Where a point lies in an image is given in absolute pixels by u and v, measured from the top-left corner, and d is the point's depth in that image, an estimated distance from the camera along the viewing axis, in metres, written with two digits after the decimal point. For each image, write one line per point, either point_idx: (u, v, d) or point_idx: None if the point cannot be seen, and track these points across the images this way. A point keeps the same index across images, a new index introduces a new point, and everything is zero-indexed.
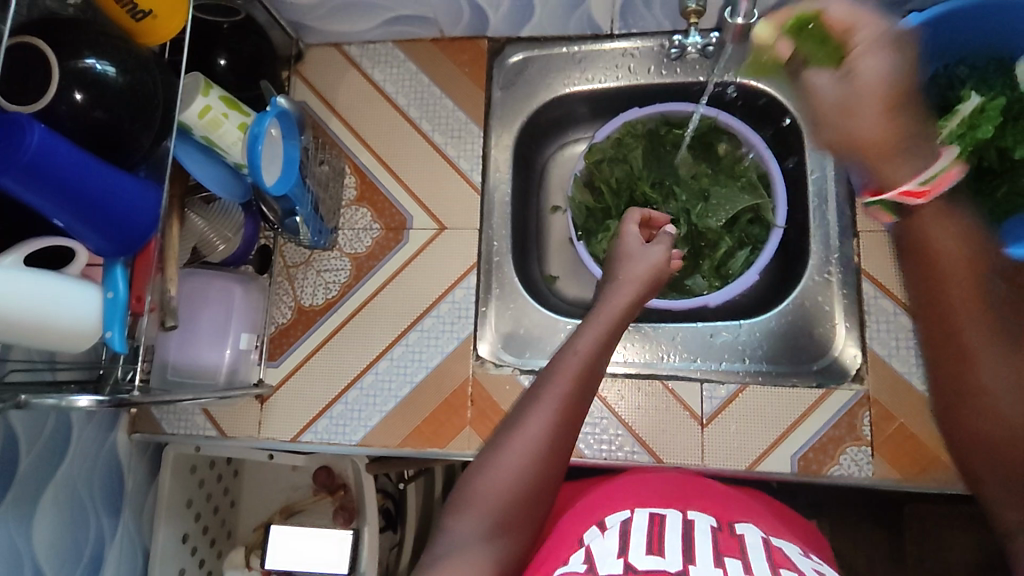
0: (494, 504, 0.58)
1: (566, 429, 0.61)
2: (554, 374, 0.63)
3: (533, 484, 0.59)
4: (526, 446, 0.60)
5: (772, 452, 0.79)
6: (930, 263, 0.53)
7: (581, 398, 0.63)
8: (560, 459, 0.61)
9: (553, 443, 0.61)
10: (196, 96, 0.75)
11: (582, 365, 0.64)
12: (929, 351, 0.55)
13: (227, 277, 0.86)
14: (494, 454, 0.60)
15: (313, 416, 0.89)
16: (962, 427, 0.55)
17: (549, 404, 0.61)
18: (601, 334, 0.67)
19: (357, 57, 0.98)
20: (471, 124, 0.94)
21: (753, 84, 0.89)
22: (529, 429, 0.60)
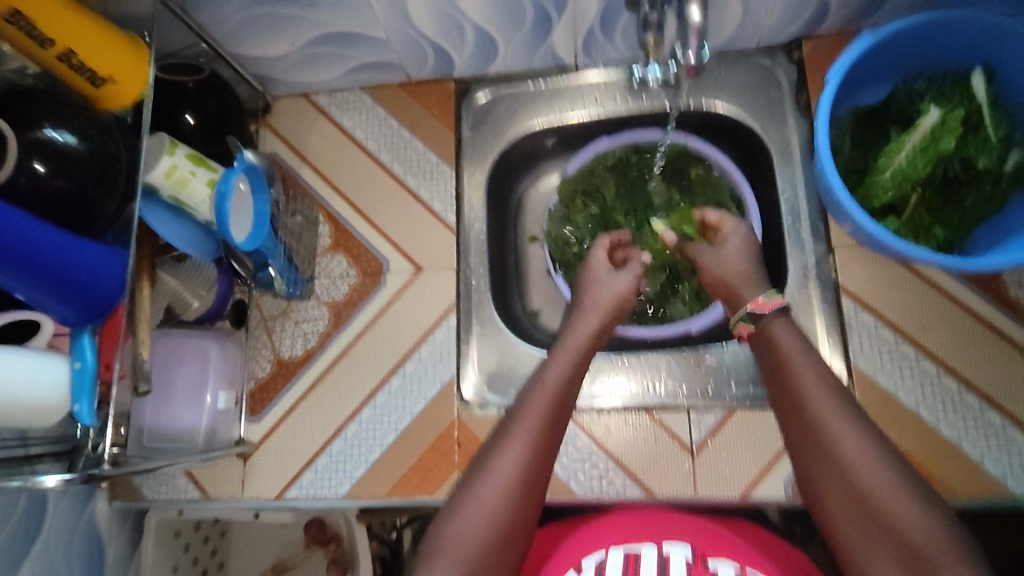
0: (468, 549, 0.57)
1: (537, 468, 0.61)
2: (521, 413, 0.64)
3: (506, 525, 0.59)
4: (496, 487, 0.60)
5: (765, 477, 0.78)
6: (783, 351, 0.62)
7: (551, 435, 0.63)
8: (533, 498, 0.61)
9: (525, 483, 0.60)
10: (162, 156, 0.75)
11: (550, 401, 0.65)
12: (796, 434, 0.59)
13: (203, 335, 0.84)
14: (464, 497, 0.60)
15: (297, 471, 0.87)
16: (826, 499, 0.55)
17: (517, 443, 0.62)
18: (569, 364, 0.68)
19: (325, 105, 0.99)
20: (442, 165, 0.95)
21: (713, 107, 0.89)
22: (499, 471, 0.60)
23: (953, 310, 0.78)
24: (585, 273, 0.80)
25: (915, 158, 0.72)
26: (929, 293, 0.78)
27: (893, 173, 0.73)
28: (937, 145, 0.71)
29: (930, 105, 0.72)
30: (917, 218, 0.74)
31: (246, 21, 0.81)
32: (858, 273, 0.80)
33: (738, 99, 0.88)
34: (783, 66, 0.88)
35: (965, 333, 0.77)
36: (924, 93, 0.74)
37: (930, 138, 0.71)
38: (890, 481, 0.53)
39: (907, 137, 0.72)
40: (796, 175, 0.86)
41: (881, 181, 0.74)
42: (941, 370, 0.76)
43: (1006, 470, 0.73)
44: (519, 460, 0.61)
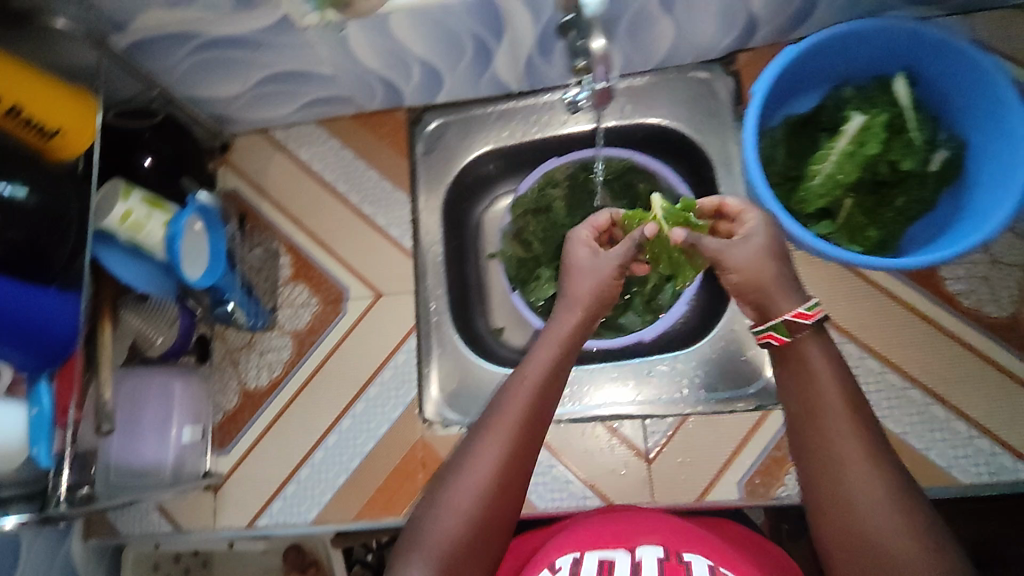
0: (442, 548, 0.56)
1: (517, 463, 0.59)
2: (501, 406, 0.62)
3: (483, 523, 0.57)
4: (474, 483, 0.58)
5: (720, 481, 0.79)
6: (815, 377, 0.57)
7: (532, 428, 0.61)
8: (512, 494, 0.59)
9: (502, 478, 0.58)
10: (116, 202, 0.77)
11: (532, 393, 0.62)
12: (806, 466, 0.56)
13: (168, 372, 0.87)
14: (440, 494, 0.58)
15: (266, 499, 0.89)
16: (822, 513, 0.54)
17: (496, 439, 0.59)
18: (553, 356, 0.64)
19: (282, 140, 1.01)
20: (397, 192, 0.97)
21: (657, 122, 0.92)
22: (476, 467, 0.58)
23: (893, 307, 0.79)
24: (567, 260, 0.71)
25: (843, 163, 0.75)
26: (872, 292, 0.80)
27: (824, 180, 0.75)
28: (864, 149, 0.74)
29: (853, 111, 0.76)
30: (851, 221, 0.76)
31: (196, 66, 0.84)
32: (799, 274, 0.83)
33: (679, 114, 0.91)
34: (720, 79, 0.91)
35: (906, 328, 0.78)
36: (849, 100, 0.77)
37: (857, 143, 0.74)
38: (894, 524, 0.51)
39: (834, 143, 0.75)
40: (736, 185, 0.88)
41: (812, 187, 0.76)
42: (885, 367, 0.78)
43: (952, 461, 0.74)
44: (497, 457, 0.59)
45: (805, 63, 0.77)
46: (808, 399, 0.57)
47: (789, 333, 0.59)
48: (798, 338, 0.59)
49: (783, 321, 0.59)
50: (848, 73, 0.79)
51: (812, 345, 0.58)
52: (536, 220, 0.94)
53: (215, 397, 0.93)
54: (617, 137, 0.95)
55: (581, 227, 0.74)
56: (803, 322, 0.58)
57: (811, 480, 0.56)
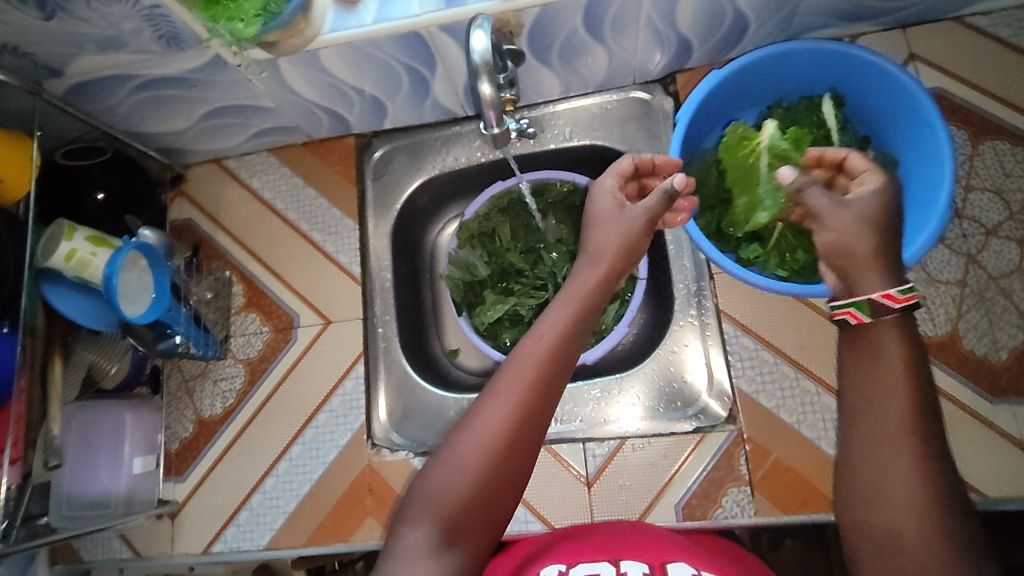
0: (448, 505, 0.54)
1: (528, 423, 0.57)
2: (511, 365, 0.59)
3: (490, 482, 0.55)
4: (483, 439, 0.55)
5: (658, 503, 0.78)
6: (884, 360, 0.51)
7: (545, 388, 0.58)
8: (522, 456, 0.56)
9: (512, 436, 0.56)
10: (61, 241, 0.78)
11: (546, 353, 0.59)
12: (851, 455, 0.51)
13: (121, 405, 0.89)
14: (448, 450, 0.56)
15: (221, 526, 0.90)
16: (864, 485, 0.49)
17: (508, 396, 0.57)
18: (567, 316, 0.63)
19: (235, 169, 1.03)
20: (346, 219, 0.99)
21: (597, 142, 0.92)
22: (484, 423, 0.56)
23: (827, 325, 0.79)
24: (590, 216, 0.73)
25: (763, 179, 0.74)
26: (805, 311, 0.81)
27: (747, 203, 0.76)
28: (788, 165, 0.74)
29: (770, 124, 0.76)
30: (782, 243, 0.76)
31: (140, 104, 0.85)
32: (741, 295, 0.82)
33: (616, 135, 0.91)
34: (659, 99, 0.91)
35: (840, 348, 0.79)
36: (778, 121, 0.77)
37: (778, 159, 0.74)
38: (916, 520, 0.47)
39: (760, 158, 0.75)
40: None
41: (738, 209, 0.76)
42: (819, 388, 0.78)
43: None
44: (506, 415, 0.56)
45: (732, 84, 0.77)
46: (868, 384, 0.51)
47: (870, 313, 0.53)
48: (881, 320, 0.53)
49: (867, 299, 0.53)
50: (780, 92, 0.80)
51: (891, 327, 0.53)
52: (485, 245, 0.96)
53: (170, 426, 0.95)
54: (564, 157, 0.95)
55: (609, 170, 0.75)
56: (890, 304, 0.52)
57: (857, 471, 0.50)
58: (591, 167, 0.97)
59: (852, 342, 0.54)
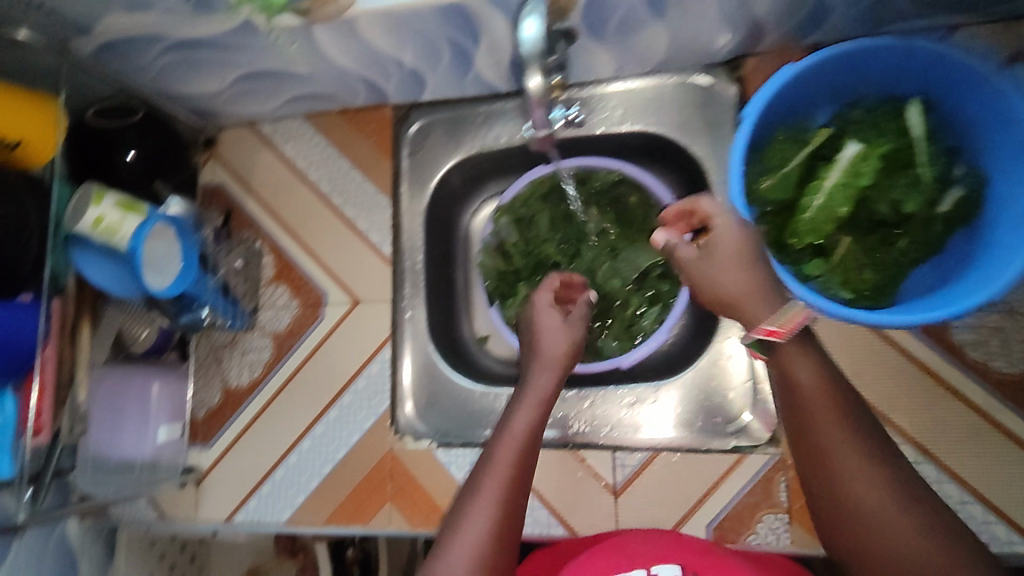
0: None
1: (504, 526, 0.60)
2: (487, 470, 0.63)
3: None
4: (465, 552, 0.58)
5: (688, 521, 0.76)
6: (806, 395, 0.59)
7: (513, 487, 0.62)
8: (501, 559, 0.59)
9: (491, 539, 0.59)
10: (88, 206, 0.75)
11: (517, 450, 0.65)
12: (822, 499, 0.58)
13: (147, 371, 0.87)
14: (432, 564, 0.58)
15: (243, 497, 0.91)
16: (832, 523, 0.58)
17: (485, 501, 0.60)
18: (533, 415, 0.68)
19: (269, 135, 0.99)
20: (380, 196, 0.95)
21: (649, 130, 0.85)
22: (466, 534, 0.59)
23: (886, 349, 0.75)
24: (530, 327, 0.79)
25: (834, 195, 0.68)
26: (863, 333, 0.75)
27: (815, 215, 0.68)
28: (858, 180, 0.67)
29: (851, 139, 0.69)
30: (848, 260, 0.70)
31: (172, 65, 0.81)
32: None
33: (672, 124, 0.84)
34: (721, 85, 0.83)
35: (896, 375, 0.74)
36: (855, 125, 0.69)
37: (852, 173, 0.67)
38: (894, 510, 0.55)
39: (827, 174, 0.68)
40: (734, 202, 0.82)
41: (802, 221, 0.69)
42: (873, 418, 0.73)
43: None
44: (488, 522, 0.59)
45: (806, 81, 0.69)
46: (814, 436, 0.58)
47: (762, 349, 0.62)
48: (773, 352, 0.62)
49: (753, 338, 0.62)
50: (857, 92, 0.71)
51: (794, 355, 0.61)
52: (522, 233, 0.91)
53: (199, 393, 0.94)
54: (611, 144, 0.89)
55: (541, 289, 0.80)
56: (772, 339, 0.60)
57: (843, 527, 0.57)
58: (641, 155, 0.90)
59: (783, 364, 0.61)
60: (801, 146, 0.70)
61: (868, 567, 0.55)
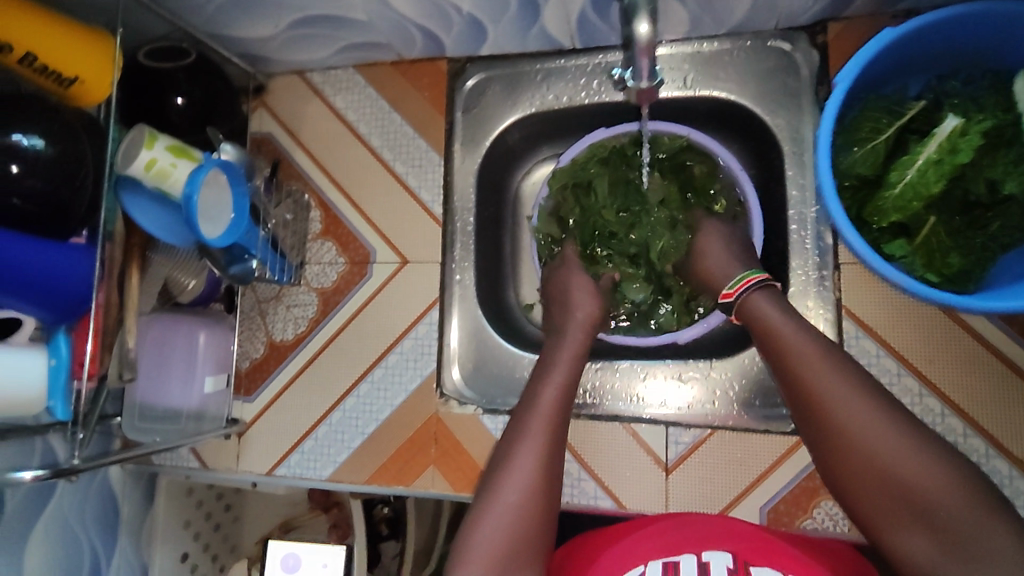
0: (497, 548, 0.60)
1: (551, 468, 0.65)
2: (529, 417, 0.68)
3: (528, 524, 0.62)
4: (516, 490, 0.63)
5: (741, 502, 0.76)
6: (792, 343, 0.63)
7: (557, 433, 0.67)
8: (550, 498, 0.64)
9: (539, 480, 0.64)
10: (140, 149, 0.73)
11: (558, 399, 0.69)
12: (821, 444, 0.60)
13: (194, 321, 0.86)
14: (484, 502, 0.63)
15: (285, 451, 0.91)
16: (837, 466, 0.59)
17: (533, 445, 0.65)
18: (571, 367, 0.73)
19: (319, 84, 0.96)
20: (431, 152, 0.91)
21: (721, 96, 0.81)
22: (517, 473, 0.63)
23: (961, 337, 0.72)
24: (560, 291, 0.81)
25: (928, 172, 0.63)
26: (937, 318, 0.73)
27: (903, 191, 0.64)
28: (955, 156, 0.62)
29: (950, 113, 0.63)
30: (932, 242, 0.65)
31: (226, 6, 0.78)
32: (867, 289, 0.75)
33: (747, 89, 0.80)
34: (803, 48, 0.78)
35: (970, 364, 0.71)
36: (952, 97, 0.65)
37: (948, 150, 0.62)
38: (892, 439, 0.56)
39: (922, 147, 0.63)
40: (808, 174, 0.78)
41: (890, 198, 0.64)
42: (944, 407, 0.71)
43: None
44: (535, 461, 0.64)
45: (905, 47, 0.64)
46: (797, 377, 0.61)
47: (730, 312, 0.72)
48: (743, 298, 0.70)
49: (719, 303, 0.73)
50: (957, 62, 0.66)
51: (768, 306, 0.67)
52: (577, 198, 0.88)
53: (243, 345, 0.94)
54: (677, 111, 0.86)
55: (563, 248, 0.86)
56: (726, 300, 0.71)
57: (837, 466, 0.59)
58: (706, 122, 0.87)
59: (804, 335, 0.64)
60: (894, 118, 0.66)
61: (869, 498, 0.57)
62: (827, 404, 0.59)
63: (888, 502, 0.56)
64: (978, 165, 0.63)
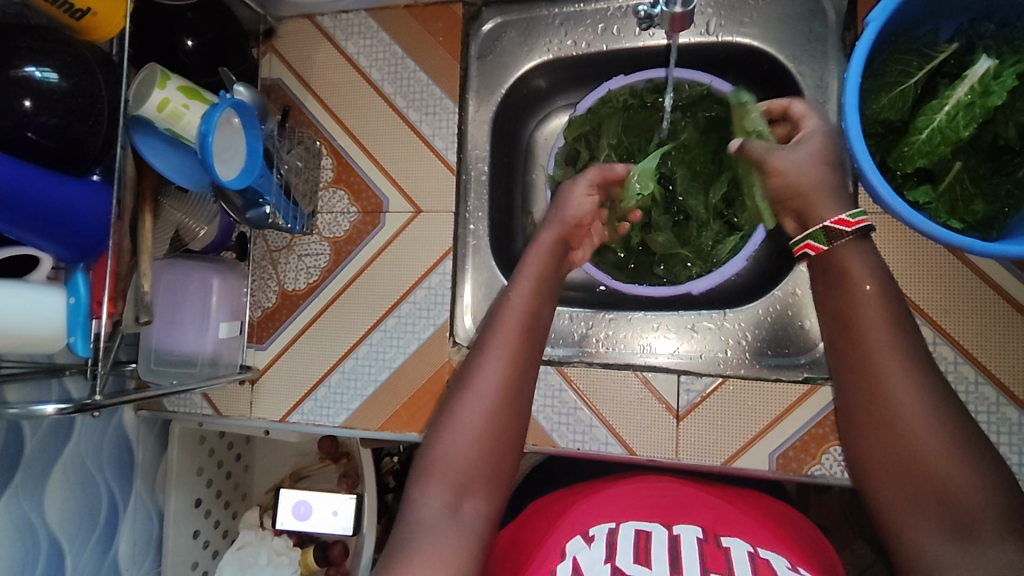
0: (461, 463, 0.62)
1: (511, 385, 0.66)
2: (493, 338, 0.67)
3: (491, 439, 0.64)
4: (472, 411, 0.64)
5: (749, 450, 0.77)
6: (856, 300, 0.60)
7: (521, 347, 0.67)
8: (510, 415, 0.65)
9: (498, 402, 0.65)
10: (153, 89, 0.71)
11: (518, 318, 0.68)
12: (861, 421, 0.59)
13: (205, 268, 0.85)
14: (444, 426, 0.64)
15: (298, 398, 0.91)
16: (871, 448, 0.59)
17: (491, 367, 0.65)
18: (536, 279, 0.70)
19: (330, 28, 0.93)
20: (446, 99, 0.89)
21: (745, 42, 0.81)
22: (473, 393, 0.65)
23: (978, 287, 0.72)
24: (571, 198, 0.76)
25: (957, 116, 0.63)
26: (955, 267, 0.72)
27: (930, 136, 0.63)
28: (987, 99, 0.61)
29: (983, 54, 0.63)
30: (955, 189, 0.65)
31: None
32: (889, 235, 0.74)
33: (775, 35, 0.80)
34: None
35: (985, 313, 0.71)
36: (986, 40, 0.64)
37: (979, 92, 0.62)
38: None
39: (952, 91, 0.63)
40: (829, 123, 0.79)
41: (916, 143, 0.64)
42: (958, 356, 0.72)
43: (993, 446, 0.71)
44: (492, 382, 0.65)
45: None
46: (856, 343, 0.59)
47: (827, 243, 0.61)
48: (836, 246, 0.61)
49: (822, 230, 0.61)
50: (995, 4, 0.64)
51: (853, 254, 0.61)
52: (588, 145, 0.89)
53: (255, 295, 0.94)
54: (697, 57, 0.85)
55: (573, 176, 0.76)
56: (842, 229, 0.60)
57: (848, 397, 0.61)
58: (725, 69, 0.87)
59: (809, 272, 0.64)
60: (924, 61, 0.65)
61: (876, 459, 0.58)
62: (867, 374, 0.58)
63: (890, 461, 0.57)
64: (1008, 109, 0.63)
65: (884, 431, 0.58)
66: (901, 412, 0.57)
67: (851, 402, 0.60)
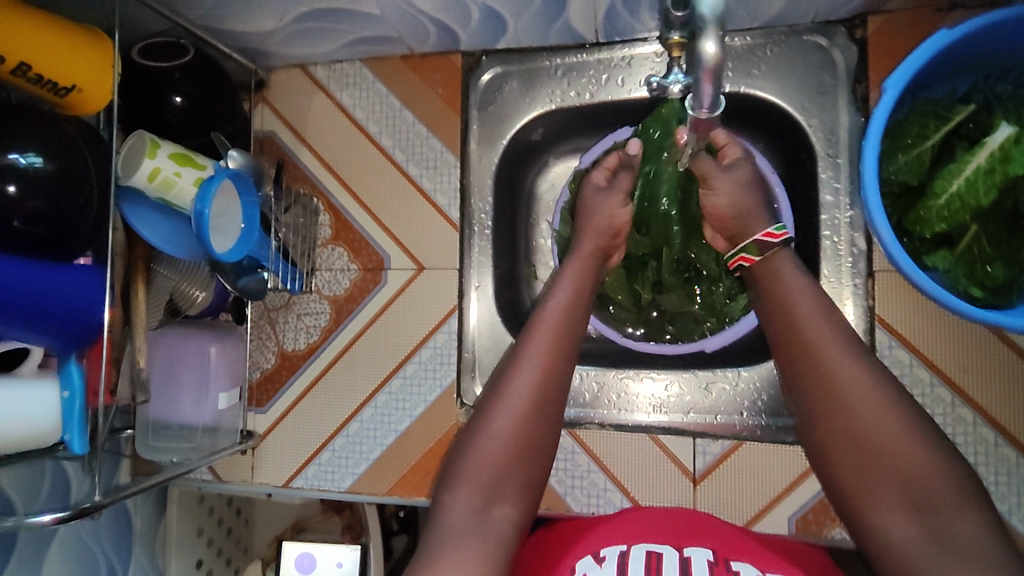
0: (481, 478, 0.62)
1: (546, 394, 0.65)
2: (529, 340, 0.67)
3: (522, 443, 0.64)
4: (506, 416, 0.64)
5: (767, 514, 0.75)
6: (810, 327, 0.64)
7: (563, 354, 0.67)
8: (539, 428, 0.65)
9: (531, 406, 0.65)
10: (142, 158, 0.68)
11: (557, 321, 0.68)
12: (837, 443, 0.61)
13: (203, 335, 0.82)
14: (478, 428, 0.65)
15: (302, 463, 0.88)
16: (848, 474, 0.61)
17: (509, 410, 0.64)
18: (575, 283, 0.72)
19: (324, 79, 0.90)
20: (447, 153, 0.87)
21: (754, 94, 0.79)
22: (509, 395, 0.65)
23: (995, 347, 0.71)
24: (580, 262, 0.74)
25: (976, 182, 0.62)
26: (973, 329, 0.71)
27: (951, 202, 0.63)
28: (1009, 165, 0.61)
29: (1002, 120, 0.62)
30: (973, 253, 0.64)
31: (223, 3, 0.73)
32: (902, 295, 0.73)
33: (784, 87, 0.78)
34: (841, 44, 0.76)
35: (1002, 374, 0.70)
36: (1004, 103, 0.63)
37: (999, 158, 0.61)
38: None
39: (971, 156, 0.62)
40: (840, 176, 0.77)
41: (934, 207, 0.63)
42: (977, 418, 0.71)
43: (1012, 508, 0.70)
44: (530, 383, 0.65)
45: (957, 51, 0.61)
46: (818, 367, 0.62)
47: (758, 254, 0.69)
48: (768, 255, 0.69)
49: (753, 242, 0.70)
50: (1010, 63, 0.63)
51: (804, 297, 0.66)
52: None
53: (254, 355, 0.91)
54: None
55: (586, 234, 0.75)
56: (770, 241, 0.68)
57: (803, 402, 0.64)
58: (733, 118, 0.85)
59: (770, 281, 0.68)
60: (941, 123, 0.64)
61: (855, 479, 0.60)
62: (843, 400, 0.61)
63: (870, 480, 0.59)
64: None
65: (859, 454, 0.60)
66: (876, 439, 0.59)
67: (822, 424, 0.62)
